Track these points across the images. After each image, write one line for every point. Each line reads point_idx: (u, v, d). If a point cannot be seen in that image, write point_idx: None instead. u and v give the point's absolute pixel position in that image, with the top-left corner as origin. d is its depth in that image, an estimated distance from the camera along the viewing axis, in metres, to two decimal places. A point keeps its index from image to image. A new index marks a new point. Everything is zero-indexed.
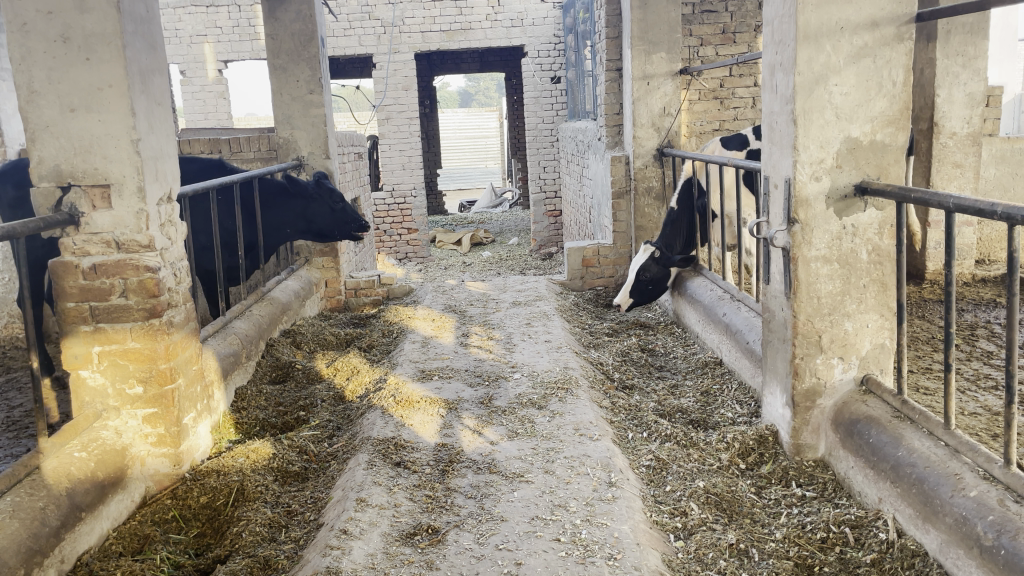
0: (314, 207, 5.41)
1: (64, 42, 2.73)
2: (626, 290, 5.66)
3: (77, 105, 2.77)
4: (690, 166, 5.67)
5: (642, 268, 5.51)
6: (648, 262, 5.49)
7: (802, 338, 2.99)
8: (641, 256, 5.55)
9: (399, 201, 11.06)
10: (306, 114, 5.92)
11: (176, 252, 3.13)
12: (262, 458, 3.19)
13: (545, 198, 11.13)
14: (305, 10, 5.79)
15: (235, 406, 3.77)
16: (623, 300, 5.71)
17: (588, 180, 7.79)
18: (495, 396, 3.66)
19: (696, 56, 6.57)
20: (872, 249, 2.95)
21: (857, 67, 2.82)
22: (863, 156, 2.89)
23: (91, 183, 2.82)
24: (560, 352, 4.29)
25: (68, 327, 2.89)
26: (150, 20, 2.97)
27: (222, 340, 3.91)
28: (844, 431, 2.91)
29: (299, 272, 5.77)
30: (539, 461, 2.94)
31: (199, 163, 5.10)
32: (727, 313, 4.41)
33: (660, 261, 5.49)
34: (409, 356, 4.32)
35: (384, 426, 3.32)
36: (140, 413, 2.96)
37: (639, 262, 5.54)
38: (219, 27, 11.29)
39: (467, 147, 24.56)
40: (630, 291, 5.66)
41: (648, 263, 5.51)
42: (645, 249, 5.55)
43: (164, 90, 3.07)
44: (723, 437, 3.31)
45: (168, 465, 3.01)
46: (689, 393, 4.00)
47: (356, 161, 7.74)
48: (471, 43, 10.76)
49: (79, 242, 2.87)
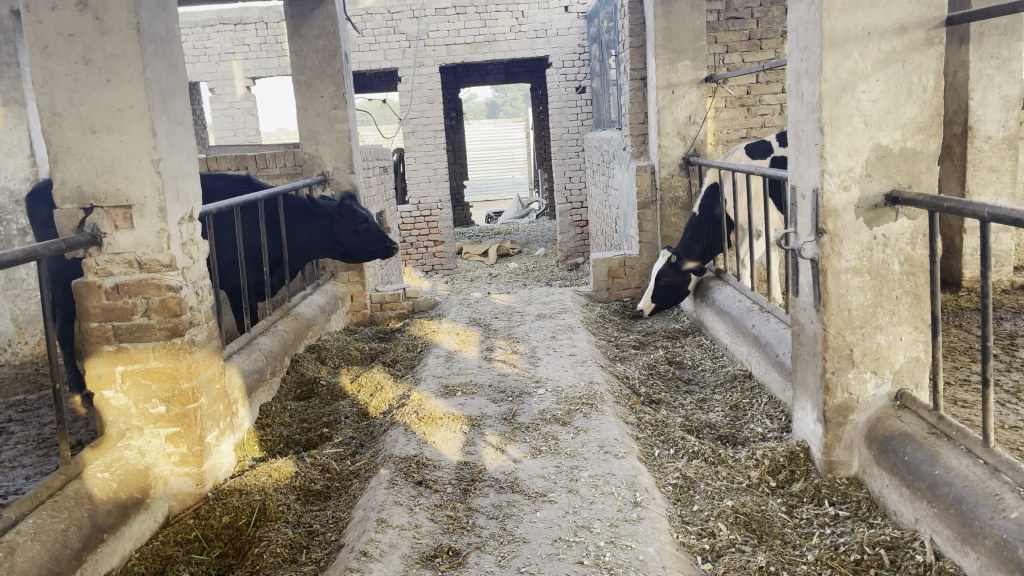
0: (339, 228, 5.39)
1: (86, 64, 2.75)
2: (647, 296, 5.74)
3: (99, 126, 2.78)
4: (715, 175, 5.60)
5: (659, 274, 5.58)
6: (665, 268, 5.56)
7: (833, 352, 2.91)
8: (659, 261, 5.62)
9: (425, 214, 11.10)
10: (330, 129, 5.94)
11: (198, 271, 3.13)
12: (284, 476, 3.17)
13: (571, 208, 11.07)
14: (329, 26, 5.83)
15: (260, 424, 3.77)
16: (646, 305, 5.78)
17: (615, 191, 7.73)
18: (519, 412, 3.62)
19: (722, 63, 6.49)
20: (904, 259, 2.86)
21: (885, 73, 2.74)
22: (894, 164, 2.80)
23: (113, 204, 2.84)
24: (585, 365, 4.23)
25: (91, 347, 2.89)
26: (171, 40, 2.99)
27: (246, 357, 3.91)
28: (878, 448, 2.82)
29: (324, 287, 5.77)
30: (563, 480, 2.88)
31: (226, 180, 5.13)
32: (756, 325, 4.33)
33: (676, 267, 5.56)
34: (432, 371, 4.30)
35: (407, 443, 3.29)
36: (163, 433, 2.96)
37: (657, 268, 5.62)
38: (247, 45, 11.43)
39: (494, 157, 24.62)
40: (651, 297, 5.72)
41: (665, 269, 5.58)
42: (663, 254, 5.63)
43: (185, 110, 3.08)
44: (752, 454, 3.23)
45: (191, 484, 3.00)
46: (717, 407, 3.92)
47: (381, 175, 7.76)
48: (495, 55, 10.78)
49: (102, 262, 2.88)
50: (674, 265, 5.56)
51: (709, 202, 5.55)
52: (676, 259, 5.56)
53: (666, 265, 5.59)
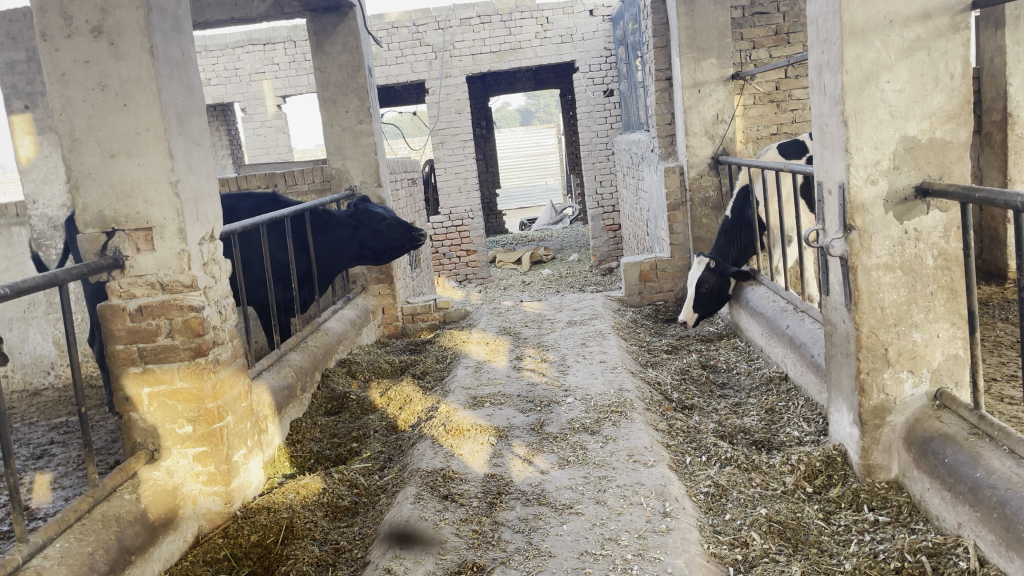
0: (363, 234, 5.38)
1: (103, 90, 2.79)
2: (688, 306, 5.48)
3: (118, 151, 2.81)
4: (746, 175, 5.51)
5: (699, 281, 5.37)
6: (705, 275, 5.35)
7: (867, 351, 2.81)
8: (698, 268, 5.40)
9: (457, 224, 11.11)
10: (356, 143, 5.96)
11: (220, 290, 3.15)
12: (312, 493, 3.16)
13: (603, 213, 10.99)
14: (351, 41, 5.85)
15: (291, 440, 3.77)
16: (686, 315, 5.50)
17: (645, 194, 7.63)
18: (547, 422, 3.57)
19: (749, 60, 6.38)
20: (938, 254, 2.75)
21: (910, 61, 2.65)
22: (922, 156, 2.70)
23: (134, 227, 2.86)
24: (616, 372, 4.16)
25: (117, 370, 2.92)
26: (186, 63, 3.02)
27: (276, 373, 3.92)
28: (918, 450, 2.71)
29: (355, 300, 5.78)
30: (591, 492, 2.83)
31: (253, 201, 5.16)
32: (791, 325, 4.22)
33: (716, 272, 5.36)
34: (461, 383, 4.26)
35: (434, 456, 3.27)
36: (190, 452, 2.97)
37: (696, 275, 5.40)
38: (277, 64, 11.57)
39: (527, 164, 24.64)
40: (694, 306, 5.45)
41: (704, 275, 5.37)
42: (700, 261, 5.42)
43: (203, 131, 3.11)
44: (787, 460, 3.14)
45: (219, 503, 3.01)
46: (753, 411, 3.82)
47: (410, 187, 7.78)
48: (522, 62, 10.76)
49: (125, 284, 2.91)
50: (713, 270, 5.36)
51: (740, 206, 5.46)
52: (715, 264, 5.37)
53: (705, 272, 5.38)
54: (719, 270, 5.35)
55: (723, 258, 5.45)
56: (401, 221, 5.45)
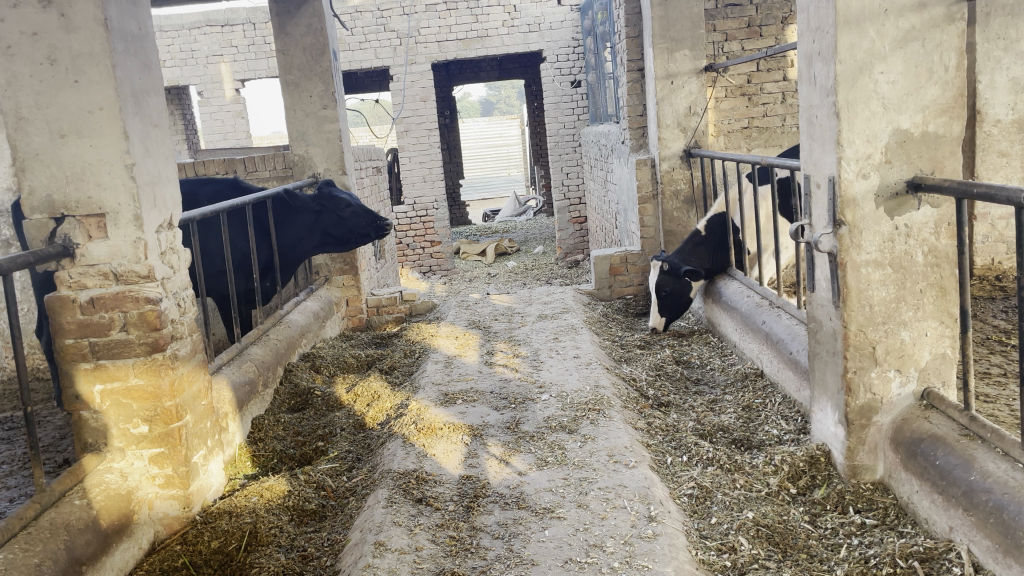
0: (326, 220, 5.19)
1: (52, 64, 2.57)
2: (654, 311, 5.27)
3: (68, 131, 2.61)
4: (722, 204, 5.41)
5: (657, 284, 5.29)
6: (662, 277, 5.28)
7: (854, 350, 2.75)
8: (655, 274, 5.37)
9: (421, 214, 10.94)
10: (320, 129, 5.75)
11: (179, 280, 2.96)
12: (276, 496, 3.00)
13: (569, 205, 10.94)
14: (316, 23, 5.64)
15: (252, 438, 3.60)
16: (656, 321, 5.27)
17: (614, 186, 7.53)
18: (522, 420, 3.45)
19: (722, 52, 6.33)
20: (928, 251, 2.69)
21: (904, 52, 2.58)
22: (915, 149, 2.64)
23: (86, 213, 2.66)
24: (591, 368, 4.06)
25: (67, 366, 2.72)
26: (143, 38, 2.81)
27: (236, 368, 3.74)
28: (905, 451, 2.65)
29: (318, 292, 5.58)
30: (572, 494, 2.71)
31: (213, 185, 4.95)
32: (767, 321, 4.15)
33: (672, 273, 5.29)
34: (431, 378, 4.12)
35: (406, 456, 3.13)
36: (146, 454, 2.80)
37: (655, 279, 5.33)
38: (235, 47, 11.23)
39: (490, 155, 24.52)
40: (661, 311, 5.25)
41: (662, 279, 5.29)
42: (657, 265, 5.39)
43: (160, 111, 2.91)
44: (770, 460, 3.06)
45: (177, 507, 2.84)
46: (729, 408, 3.75)
47: (374, 175, 7.60)
48: (488, 50, 10.59)
49: (75, 274, 2.70)
50: (668, 271, 5.30)
51: (715, 229, 5.36)
52: (669, 266, 5.31)
53: (661, 274, 5.33)
54: (674, 271, 5.27)
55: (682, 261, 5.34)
56: (365, 209, 5.28)
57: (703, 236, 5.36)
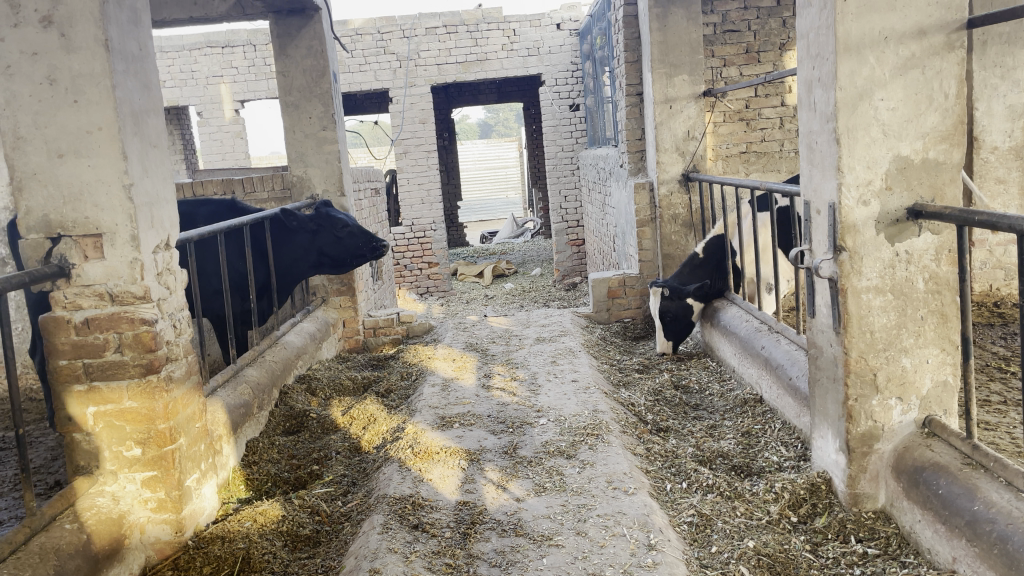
0: (322, 240, 5.16)
1: (51, 84, 2.57)
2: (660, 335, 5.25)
3: (66, 150, 2.60)
4: (720, 227, 5.41)
5: (661, 309, 5.25)
6: (665, 302, 5.25)
7: (856, 377, 2.73)
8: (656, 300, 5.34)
9: (419, 235, 10.95)
10: (319, 150, 5.75)
11: (175, 301, 2.93)
12: (270, 521, 2.96)
13: (566, 227, 10.96)
14: (316, 46, 5.66)
15: (246, 461, 3.56)
16: (662, 345, 5.25)
17: (612, 210, 7.54)
18: (520, 444, 3.41)
19: (720, 78, 6.36)
20: (929, 277, 2.68)
21: (904, 80, 2.58)
22: (915, 176, 2.63)
23: (83, 233, 2.64)
24: (589, 393, 4.03)
25: (61, 388, 2.69)
26: (143, 58, 2.81)
27: (231, 391, 3.69)
28: (907, 480, 2.62)
29: (315, 313, 5.55)
30: (570, 521, 2.68)
31: (211, 206, 4.94)
32: (767, 346, 4.13)
33: (675, 298, 5.26)
34: (428, 402, 4.08)
35: (401, 481, 3.08)
36: (138, 477, 2.75)
37: (657, 305, 5.29)
38: (235, 68, 11.27)
39: (487, 177, 24.60)
40: (666, 334, 5.23)
41: (664, 304, 5.26)
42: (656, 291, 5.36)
43: (160, 132, 2.90)
44: (770, 488, 3.03)
45: (169, 532, 2.79)
46: (729, 434, 3.72)
47: (372, 197, 7.60)
48: (487, 74, 10.65)
49: (70, 295, 2.68)
50: (671, 296, 5.27)
51: (714, 253, 5.38)
52: (670, 291, 5.29)
53: (664, 300, 5.30)
54: (676, 296, 5.26)
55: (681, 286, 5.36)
56: (362, 230, 5.25)
57: (701, 258, 5.37)
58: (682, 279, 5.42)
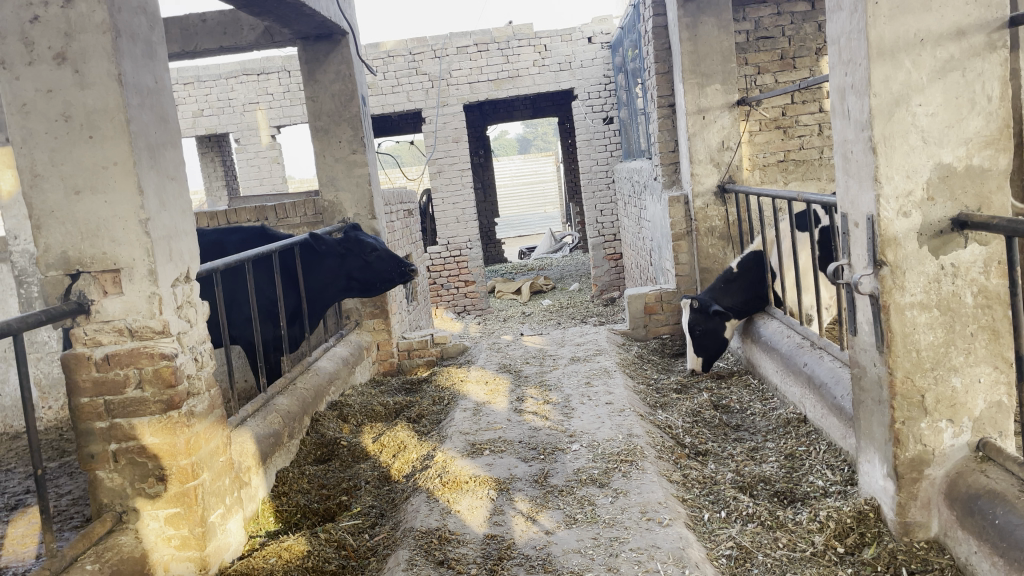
0: (350, 263, 5.14)
1: (66, 121, 2.57)
2: (690, 350, 5.11)
3: (82, 187, 2.59)
4: (759, 243, 5.24)
5: (690, 323, 5.15)
6: (693, 316, 5.15)
7: (902, 399, 2.57)
8: (686, 312, 5.24)
9: (455, 254, 10.93)
10: (349, 174, 5.74)
11: (196, 335, 2.90)
12: (295, 556, 2.90)
13: (604, 242, 10.84)
14: (344, 70, 5.66)
15: (276, 492, 3.52)
16: (692, 361, 5.12)
17: (648, 224, 7.42)
18: (551, 473, 3.31)
19: (755, 85, 6.21)
20: (978, 291, 2.52)
21: (944, 83, 2.44)
22: (959, 185, 2.48)
23: (101, 269, 2.63)
24: (624, 415, 3.90)
25: (83, 425, 2.67)
26: (159, 91, 2.80)
27: (261, 421, 3.65)
28: (961, 508, 2.46)
29: (348, 337, 5.51)
30: (601, 556, 2.56)
31: (241, 234, 4.96)
32: (809, 363, 3.96)
33: (704, 312, 5.14)
34: (459, 427, 4.00)
35: (428, 513, 3.00)
36: (161, 514, 2.72)
37: (687, 319, 5.20)
38: (271, 94, 11.43)
39: (525, 193, 24.59)
40: (696, 350, 5.09)
41: (693, 318, 5.16)
42: (687, 304, 5.26)
43: (178, 164, 2.89)
44: (815, 516, 2.88)
45: (193, 570, 2.75)
46: (771, 457, 3.57)
47: (406, 218, 7.58)
48: (520, 90, 10.60)
49: (90, 331, 2.66)
50: (701, 310, 5.14)
51: (750, 269, 5.17)
52: (700, 305, 5.17)
53: (694, 313, 5.18)
54: (705, 310, 5.13)
55: (715, 300, 5.20)
56: (390, 253, 5.22)
57: (738, 274, 5.19)
58: (716, 293, 5.26)
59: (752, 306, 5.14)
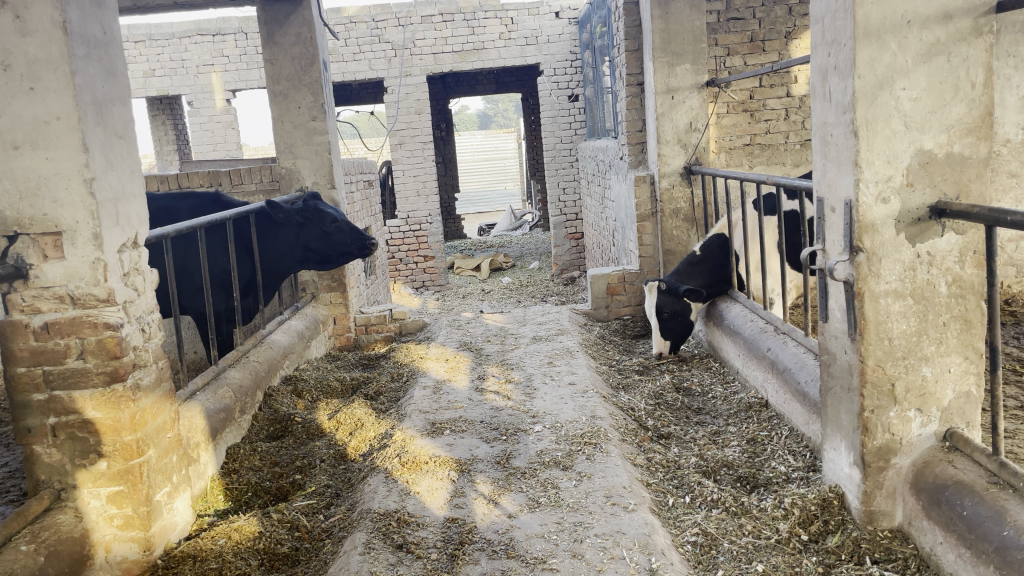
0: (308, 234, 4.97)
1: (5, 70, 2.36)
2: (658, 335, 5.05)
3: (21, 142, 2.40)
4: (723, 227, 5.21)
5: (657, 306, 5.08)
6: (659, 298, 5.09)
7: (871, 387, 2.55)
8: (651, 296, 5.16)
9: (414, 228, 10.76)
10: (309, 142, 5.55)
11: (144, 304, 2.74)
12: (246, 538, 2.78)
13: (565, 221, 10.77)
14: (305, 33, 5.44)
15: (225, 470, 3.38)
16: (661, 346, 5.04)
17: (612, 204, 7.35)
18: (513, 454, 3.24)
19: (724, 67, 6.16)
20: (952, 280, 2.49)
21: (928, 67, 2.39)
22: (939, 171, 2.44)
23: (41, 231, 2.45)
24: (587, 397, 3.84)
25: (19, 398, 2.51)
26: (108, 43, 2.62)
27: (211, 395, 3.49)
28: (927, 498, 2.45)
29: (304, 310, 5.35)
30: (565, 542, 2.49)
31: (195, 199, 4.75)
32: (773, 348, 3.93)
33: (672, 294, 5.08)
34: (418, 406, 3.89)
35: (387, 495, 2.90)
36: (104, 492, 2.58)
37: (655, 303, 5.12)
38: (226, 56, 11.06)
39: (485, 169, 24.42)
40: (663, 333, 5.03)
41: (661, 300, 5.09)
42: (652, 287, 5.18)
43: (126, 121, 2.70)
44: (779, 503, 2.85)
45: (137, 550, 2.61)
46: (733, 441, 3.54)
47: (366, 190, 7.40)
48: (484, 63, 10.42)
49: (29, 297, 2.48)
50: (667, 291, 5.10)
51: (714, 251, 5.15)
52: (667, 286, 5.12)
53: (660, 295, 5.12)
54: (672, 291, 5.08)
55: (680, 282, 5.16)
56: (351, 225, 5.07)
57: (700, 257, 5.17)
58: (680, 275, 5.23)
59: (717, 288, 5.12)
